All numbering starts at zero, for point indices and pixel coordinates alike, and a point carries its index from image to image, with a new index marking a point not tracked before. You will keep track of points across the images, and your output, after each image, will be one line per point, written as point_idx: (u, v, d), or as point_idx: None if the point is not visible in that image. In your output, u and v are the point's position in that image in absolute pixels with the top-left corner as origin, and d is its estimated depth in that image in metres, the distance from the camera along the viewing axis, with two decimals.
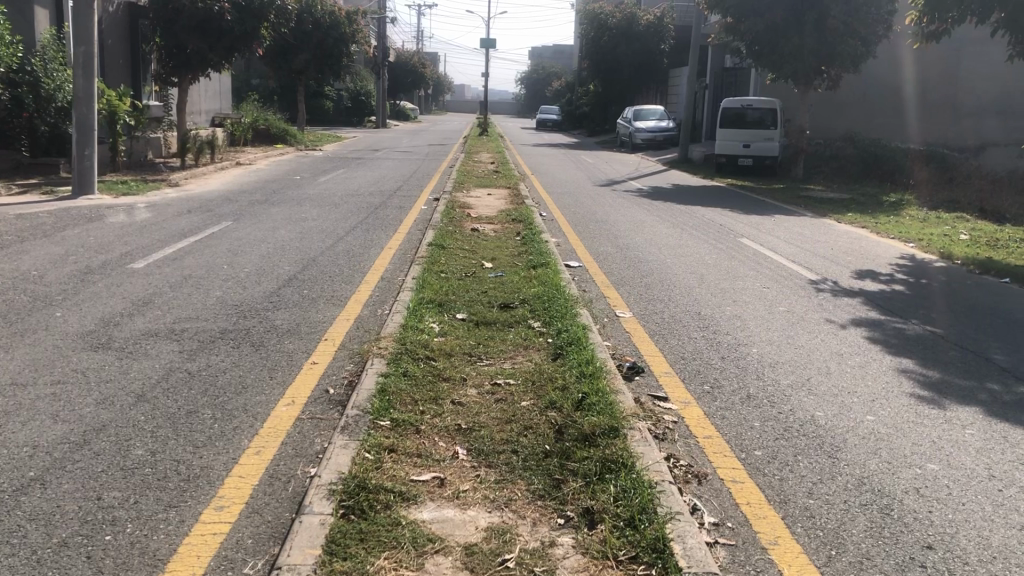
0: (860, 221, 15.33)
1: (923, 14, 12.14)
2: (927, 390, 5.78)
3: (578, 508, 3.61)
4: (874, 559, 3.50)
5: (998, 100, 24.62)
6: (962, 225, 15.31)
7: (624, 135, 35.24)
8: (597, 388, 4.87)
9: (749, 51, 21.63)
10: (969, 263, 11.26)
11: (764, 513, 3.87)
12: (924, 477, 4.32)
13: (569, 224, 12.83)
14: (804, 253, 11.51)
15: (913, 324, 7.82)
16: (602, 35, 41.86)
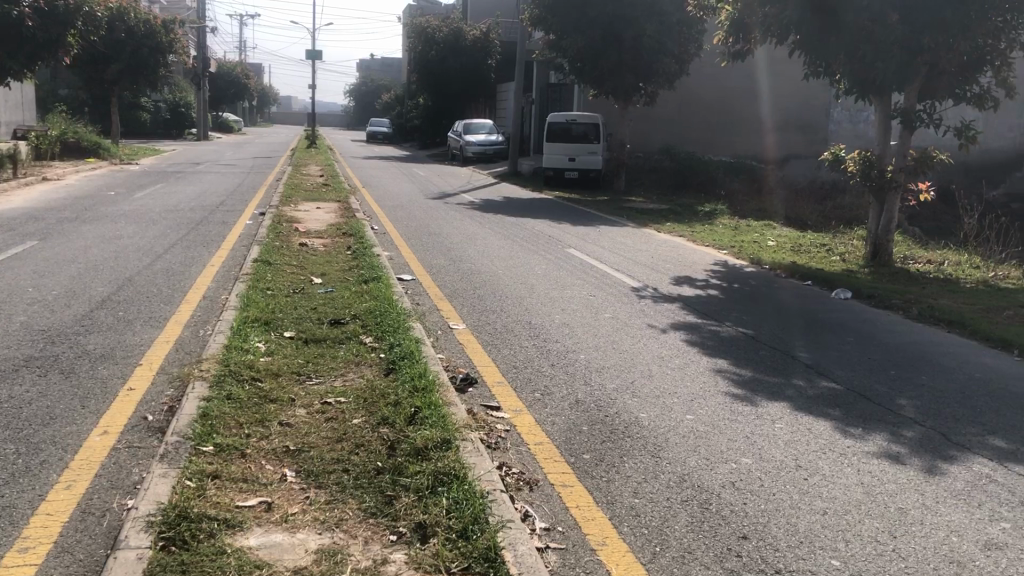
0: (678, 230, 16.11)
1: (728, 34, 12.90)
2: (740, 388, 6.14)
3: (410, 523, 3.59)
4: (694, 552, 3.68)
5: (797, 116, 26.33)
6: (768, 231, 16.36)
7: (455, 148, 35.50)
8: (429, 401, 4.86)
9: (571, 67, 22.31)
10: (776, 268, 12.04)
11: (592, 514, 3.99)
12: (739, 471, 4.58)
13: (401, 237, 12.79)
14: (628, 261, 11.97)
15: (727, 326, 8.28)
16: (429, 50, 42.01)
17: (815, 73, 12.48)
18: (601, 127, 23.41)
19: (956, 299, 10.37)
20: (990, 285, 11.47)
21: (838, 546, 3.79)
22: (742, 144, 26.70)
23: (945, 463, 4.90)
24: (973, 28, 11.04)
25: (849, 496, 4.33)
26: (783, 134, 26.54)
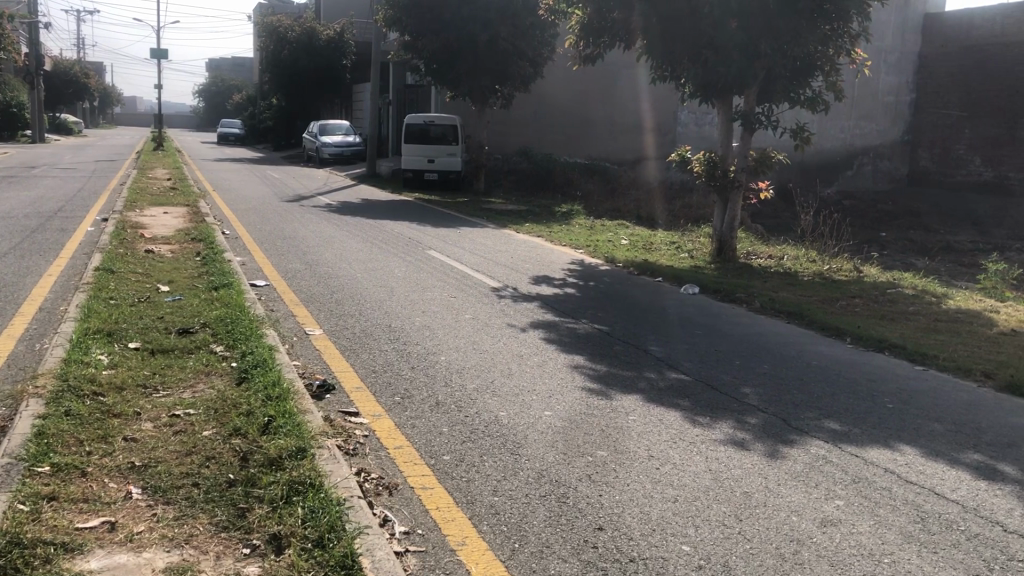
0: (536, 230, 16.36)
1: (579, 38, 13.21)
2: (596, 383, 6.31)
3: (265, 535, 3.51)
4: (552, 546, 3.75)
5: (646, 119, 27.20)
6: (622, 230, 16.85)
7: (310, 150, 34.82)
8: (283, 411, 4.75)
9: (427, 69, 22.28)
10: (629, 265, 12.42)
11: (452, 515, 4.01)
12: (595, 464, 4.70)
13: (254, 242, 12.45)
14: (486, 262, 12.06)
15: (583, 323, 8.48)
16: (281, 49, 41.00)
17: (662, 77, 12.94)
18: (459, 129, 23.49)
19: (795, 291, 10.99)
20: (825, 277, 12.21)
21: (688, 532, 3.94)
22: (598, 146, 27.21)
23: (785, 446, 5.18)
24: (804, 37, 11.73)
25: (698, 483, 4.52)
26: None
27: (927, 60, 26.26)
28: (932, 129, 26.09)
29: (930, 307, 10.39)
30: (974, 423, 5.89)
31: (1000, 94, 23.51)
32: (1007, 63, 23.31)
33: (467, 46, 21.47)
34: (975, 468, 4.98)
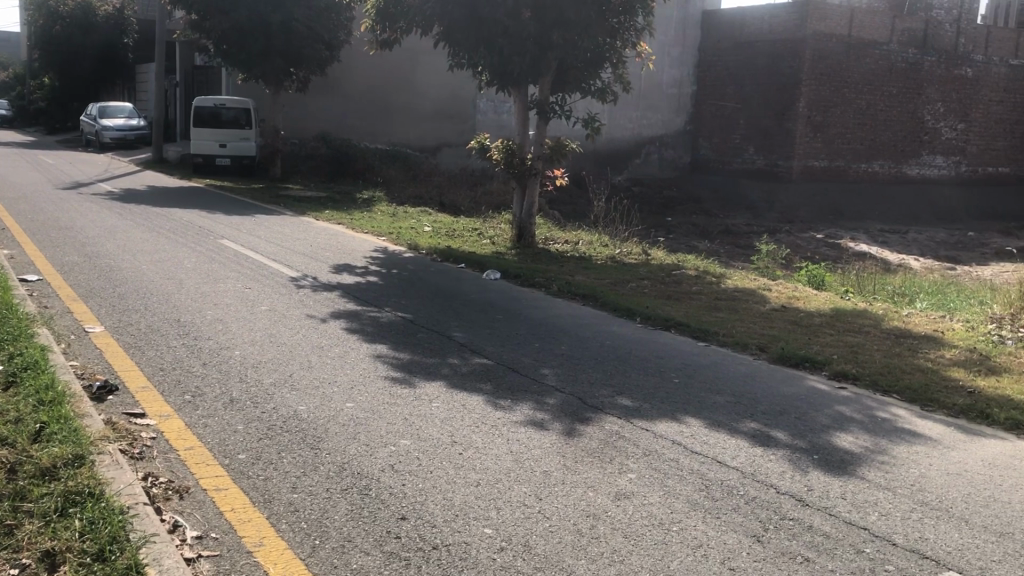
0: (336, 217, 16.04)
1: (374, 22, 12.97)
2: (398, 371, 6.28)
3: (35, 553, 3.23)
4: (354, 540, 3.69)
5: (445, 107, 26.84)
6: (424, 217, 16.85)
7: (89, 133, 32.43)
8: (58, 416, 4.39)
9: (216, 50, 21.29)
10: (431, 252, 12.43)
11: (248, 516, 3.85)
12: (398, 453, 4.66)
13: (24, 233, 11.43)
14: (284, 251, 11.70)
15: (385, 311, 8.41)
16: (52, 25, 37.81)
17: (459, 64, 12.98)
18: (252, 112, 22.60)
19: (590, 275, 11.39)
20: (617, 261, 12.76)
21: (490, 515, 3.99)
22: (397, 132, 26.78)
23: (582, 424, 5.36)
24: (594, 27, 12.15)
25: (500, 465, 4.59)
26: (433, 123, 26.89)
27: (705, 54, 27.97)
28: (710, 120, 27.75)
29: (711, 287, 11.08)
30: (751, 394, 6.34)
31: (770, 87, 25.41)
32: (774, 60, 25.26)
33: (258, 28, 20.64)
34: (752, 436, 5.36)
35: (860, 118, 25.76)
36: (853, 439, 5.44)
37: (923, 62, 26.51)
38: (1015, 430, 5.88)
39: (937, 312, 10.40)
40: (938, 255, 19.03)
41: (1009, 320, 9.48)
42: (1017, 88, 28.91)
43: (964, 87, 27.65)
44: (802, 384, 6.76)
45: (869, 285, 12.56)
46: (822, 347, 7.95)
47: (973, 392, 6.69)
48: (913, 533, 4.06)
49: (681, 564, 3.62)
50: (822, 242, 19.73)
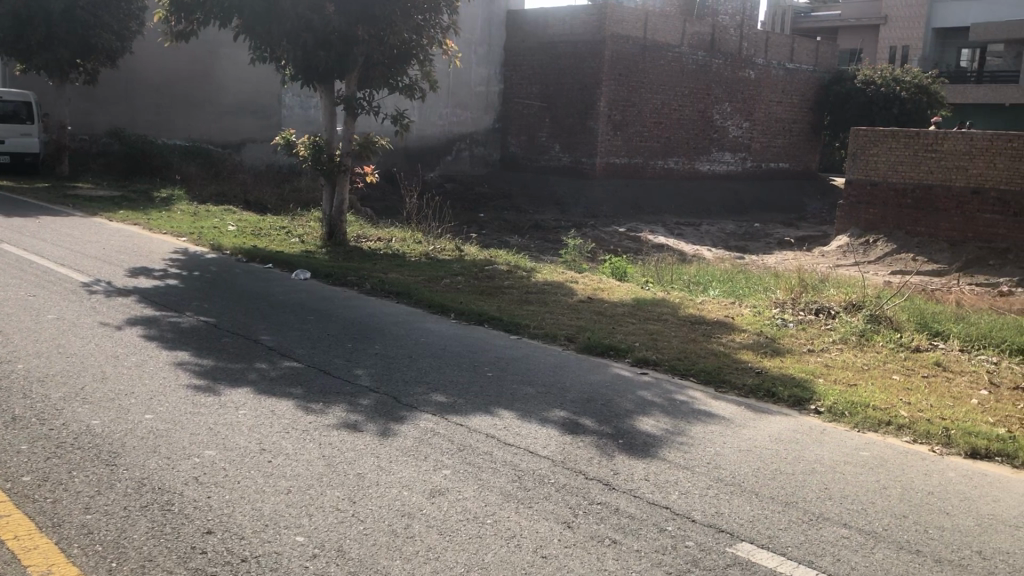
0: (132, 217, 15.14)
1: (169, 12, 12.33)
2: (202, 378, 6.01)
3: None
4: (155, 559, 3.50)
5: (248, 101, 25.53)
6: (229, 216, 16.21)
7: None
8: None
9: None
10: (236, 253, 11.98)
11: (33, 543, 3.57)
12: (203, 465, 4.46)
13: None
14: (72, 254, 10.91)
15: (188, 316, 8.02)
16: None
17: (260, 58, 12.56)
18: (33, 105, 20.93)
19: (403, 272, 11.34)
20: (429, 258, 12.78)
21: (302, 523, 3.89)
22: (198, 127, 25.20)
23: (396, 423, 5.33)
24: (399, 24, 12.09)
25: (311, 471, 4.49)
26: (237, 118, 25.52)
27: (510, 53, 28.47)
28: (517, 117, 28.29)
29: (521, 281, 11.30)
30: (560, 383, 6.54)
31: (573, 87, 26.27)
32: (576, 59, 26.11)
33: (37, 16, 19.13)
34: (561, 424, 5.53)
35: (656, 117, 27.11)
36: (655, 422, 5.72)
37: (711, 64, 28.28)
38: (797, 405, 6.39)
39: (728, 299, 11.12)
40: (728, 246, 20.32)
41: (791, 304, 10.26)
42: (793, 89, 31.38)
43: (748, 89, 29.71)
44: (607, 371, 7.03)
45: (667, 275, 13.22)
46: (625, 336, 8.29)
47: (759, 372, 7.21)
48: (709, 509, 4.31)
49: (495, 556, 3.67)
50: (625, 235, 20.60)
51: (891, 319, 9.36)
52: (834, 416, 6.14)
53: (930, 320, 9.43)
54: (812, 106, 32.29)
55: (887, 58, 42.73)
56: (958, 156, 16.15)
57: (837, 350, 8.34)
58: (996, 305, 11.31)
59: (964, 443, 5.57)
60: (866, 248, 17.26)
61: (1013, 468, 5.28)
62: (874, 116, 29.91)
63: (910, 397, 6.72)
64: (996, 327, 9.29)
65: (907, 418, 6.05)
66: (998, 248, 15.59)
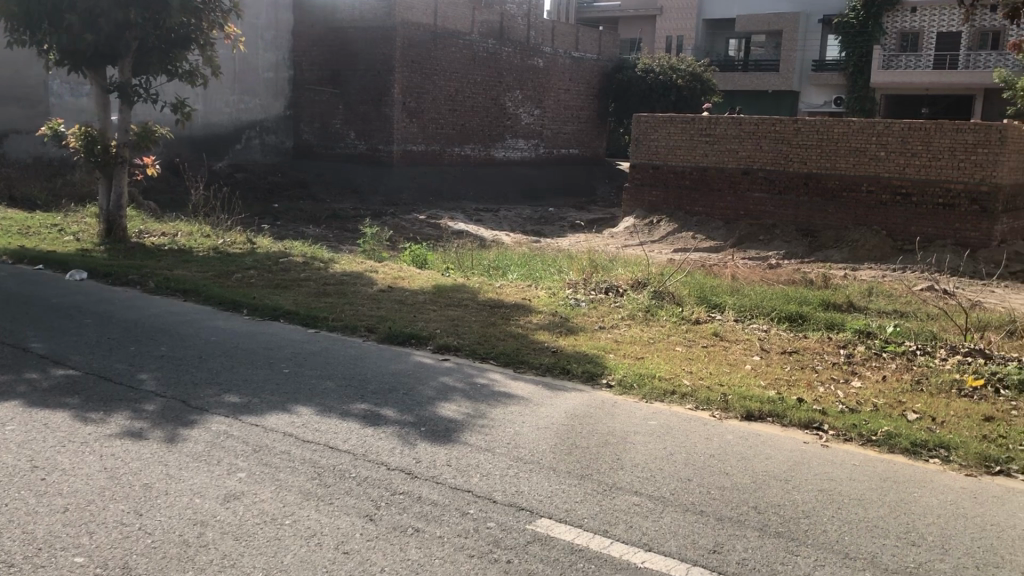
0: None
1: None
2: None
3: None
4: None
5: (11, 89, 23.03)
6: None
7: None
8: None
9: None
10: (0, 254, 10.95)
11: None
12: None
13: None
14: None
15: None
16: None
17: (19, 41, 11.51)
18: None
19: (191, 268, 10.80)
20: (220, 252, 12.25)
21: (82, 542, 3.63)
22: None
23: (185, 429, 5.07)
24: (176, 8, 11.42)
25: (93, 486, 4.18)
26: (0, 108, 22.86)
27: (300, 39, 27.32)
28: (309, 104, 27.21)
29: (319, 273, 11.06)
30: (360, 374, 6.48)
31: (366, 73, 25.94)
32: (368, 46, 25.79)
33: None
34: (362, 417, 5.46)
35: (450, 104, 27.29)
36: (455, 407, 5.77)
37: (501, 52, 28.81)
38: (590, 380, 6.65)
39: (525, 282, 11.39)
40: (525, 230, 20.81)
41: (583, 284, 10.66)
42: (579, 77, 32.53)
43: (536, 76, 30.49)
44: (407, 360, 7.03)
45: (467, 261, 13.34)
46: (426, 323, 8.31)
47: (555, 351, 7.43)
48: (509, 488, 4.41)
49: (294, 557, 3.58)
50: (424, 222, 20.63)
51: (674, 294, 9.92)
52: (624, 388, 6.44)
53: (709, 293, 10.08)
54: (597, 93, 33.58)
55: (664, 47, 45.14)
56: (730, 139, 17.31)
57: (626, 326, 8.76)
58: (765, 277, 12.25)
59: (740, 407, 6.01)
60: (651, 228, 18.20)
61: (782, 427, 5.75)
62: (654, 103, 31.59)
63: (692, 367, 7.16)
64: (765, 297, 10.08)
65: (690, 386, 6.46)
66: (766, 224, 16.88)
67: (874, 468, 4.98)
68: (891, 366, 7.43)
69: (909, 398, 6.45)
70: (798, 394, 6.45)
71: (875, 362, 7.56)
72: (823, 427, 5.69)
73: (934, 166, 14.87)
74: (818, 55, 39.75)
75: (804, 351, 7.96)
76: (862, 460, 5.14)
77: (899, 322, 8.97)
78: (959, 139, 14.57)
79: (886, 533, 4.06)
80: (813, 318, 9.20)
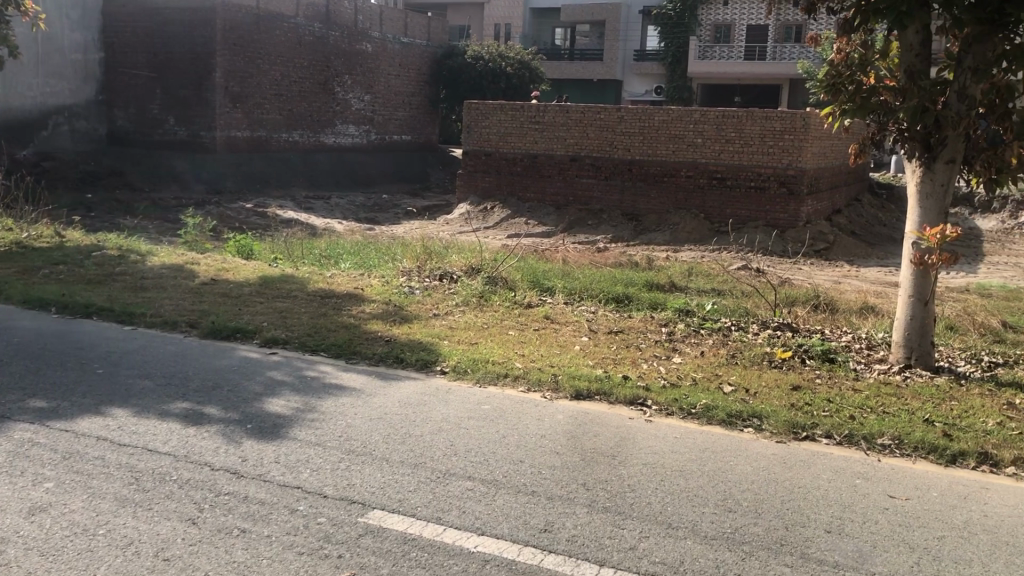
0: None
1: None
2: None
3: None
4: None
5: None
6: None
7: None
8: None
9: None
10: None
11: None
12: None
13: None
14: None
15: None
16: None
17: None
18: None
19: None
20: (24, 247, 11.34)
21: None
22: None
23: None
24: None
25: None
26: None
27: (110, 19, 25.66)
28: (123, 89, 25.63)
29: (136, 267, 10.45)
30: (182, 372, 6.17)
31: (184, 56, 24.72)
32: (186, 27, 24.60)
33: None
34: (184, 417, 5.21)
35: (276, 89, 26.45)
36: (284, 402, 5.61)
37: (327, 36, 28.19)
38: (424, 367, 6.63)
39: (357, 271, 11.19)
40: (357, 218, 20.49)
41: (416, 271, 10.61)
42: (408, 63, 32.28)
43: (365, 62, 30.02)
44: (233, 355, 6.76)
45: (297, 251, 12.98)
46: (253, 316, 8.02)
47: (388, 340, 7.36)
48: (341, 482, 4.33)
49: (109, 568, 3.38)
50: (251, 211, 19.92)
51: (506, 279, 10.04)
52: (457, 374, 6.46)
53: (540, 278, 10.28)
54: (428, 79, 33.43)
55: (493, 35, 45.49)
56: (557, 127, 17.66)
57: (460, 312, 8.80)
58: (594, 260, 12.59)
59: (569, 387, 6.15)
60: (485, 214, 18.35)
61: (609, 403, 5.94)
62: (485, 90, 31.81)
63: (524, 349, 7.28)
64: (594, 279, 10.37)
65: (521, 369, 6.57)
66: (594, 209, 17.37)
67: (693, 440, 5.23)
68: (710, 341, 7.81)
69: (725, 370, 6.83)
70: (623, 371, 6.69)
71: (694, 337, 7.94)
72: (647, 402, 5.92)
73: (746, 152, 15.73)
74: (638, 46, 41.23)
75: (629, 330, 8.25)
76: (682, 432, 5.39)
77: (716, 300, 9.45)
78: (768, 126, 15.46)
79: (706, 502, 4.27)
80: (638, 298, 9.55)
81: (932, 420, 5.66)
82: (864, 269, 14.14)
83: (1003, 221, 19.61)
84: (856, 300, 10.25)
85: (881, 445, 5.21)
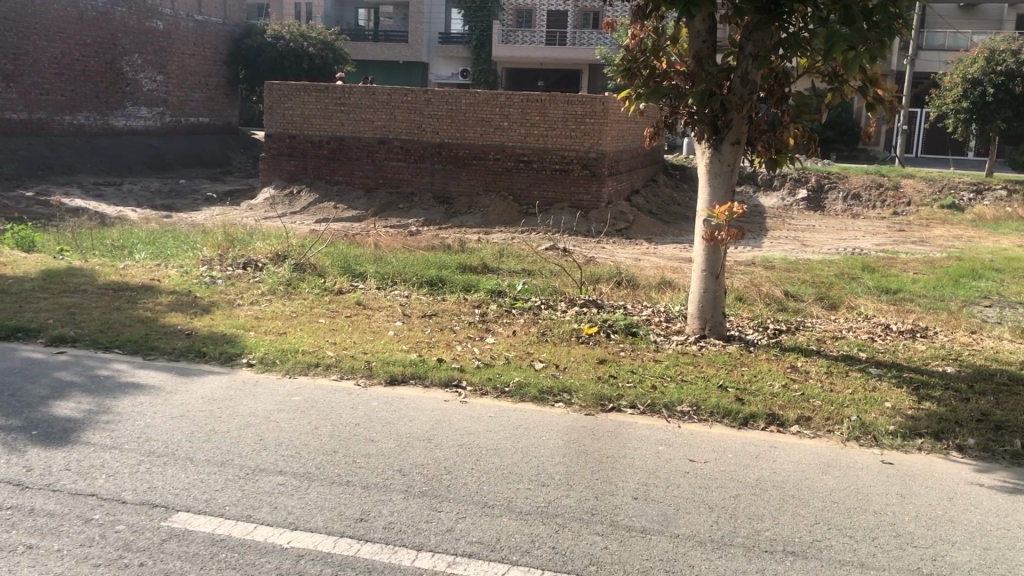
0: None
1: None
2: None
3: None
4: None
5: None
6: None
7: None
8: None
9: None
10: None
11: None
12: None
13: None
14: None
15: None
16: None
17: None
18: None
19: None
20: None
21: None
22: None
23: None
24: None
25: None
26: None
27: None
28: None
29: None
30: None
31: None
32: None
33: None
34: None
35: (56, 68, 24.51)
36: (74, 405, 5.21)
37: (113, 12, 26.39)
38: (228, 361, 6.35)
39: (154, 261, 10.57)
40: (152, 205, 19.35)
41: (218, 260, 10.16)
42: (204, 42, 30.77)
43: (156, 40, 28.34)
44: (14, 356, 6.22)
45: (86, 241, 12.09)
46: (36, 314, 7.39)
47: (190, 333, 7.00)
48: (140, 486, 4.08)
49: None
50: (30, 199, 18.34)
51: (316, 266, 9.81)
52: (265, 366, 6.24)
53: (351, 263, 10.11)
54: (225, 59, 32.01)
55: (294, 14, 44.10)
56: (364, 109, 17.38)
57: (266, 301, 8.49)
58: (406, 244, 12.53)
59: (383, 372, 6.09)
60: (290, 199, 17.81)
61: (424, 387, 5.93)
62: (287, 71, 30.84)
63: (336, 337, 7.12)
64: (406, 263, 10.31)
65: (333, 357, 6.43)
66: (404, 192, 17.27)
67: (508, 418, 5.31)
68: (520, 321, 7.95)
69: (536, 348, 6.98)
70: (437, 355, 6.68)
71: (506, 318, 8.07)
72: (461, 383, 5.96)
73: (550, 135, 16.12)
74: (442, 28, 41.41)
75: (442, 313, 8.26)
76: (496, 410, 5.47)
77: (525, 280, 9.62)
78: (570, 110, 15.89)
79: (520, 478, 4.35)
80: (451, 281, 9.56)
81: (726, 385, 6.04)
82: (661, 246, 14.88)
83: (782, 198, 21.19)
84: (654, 275, 10.75)
85: (681, 412, 5.50)
